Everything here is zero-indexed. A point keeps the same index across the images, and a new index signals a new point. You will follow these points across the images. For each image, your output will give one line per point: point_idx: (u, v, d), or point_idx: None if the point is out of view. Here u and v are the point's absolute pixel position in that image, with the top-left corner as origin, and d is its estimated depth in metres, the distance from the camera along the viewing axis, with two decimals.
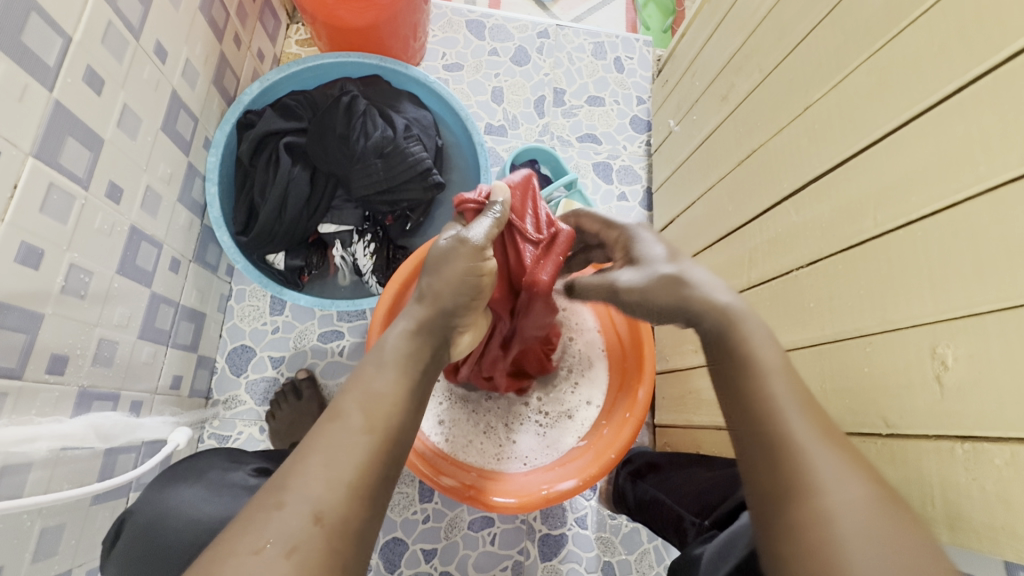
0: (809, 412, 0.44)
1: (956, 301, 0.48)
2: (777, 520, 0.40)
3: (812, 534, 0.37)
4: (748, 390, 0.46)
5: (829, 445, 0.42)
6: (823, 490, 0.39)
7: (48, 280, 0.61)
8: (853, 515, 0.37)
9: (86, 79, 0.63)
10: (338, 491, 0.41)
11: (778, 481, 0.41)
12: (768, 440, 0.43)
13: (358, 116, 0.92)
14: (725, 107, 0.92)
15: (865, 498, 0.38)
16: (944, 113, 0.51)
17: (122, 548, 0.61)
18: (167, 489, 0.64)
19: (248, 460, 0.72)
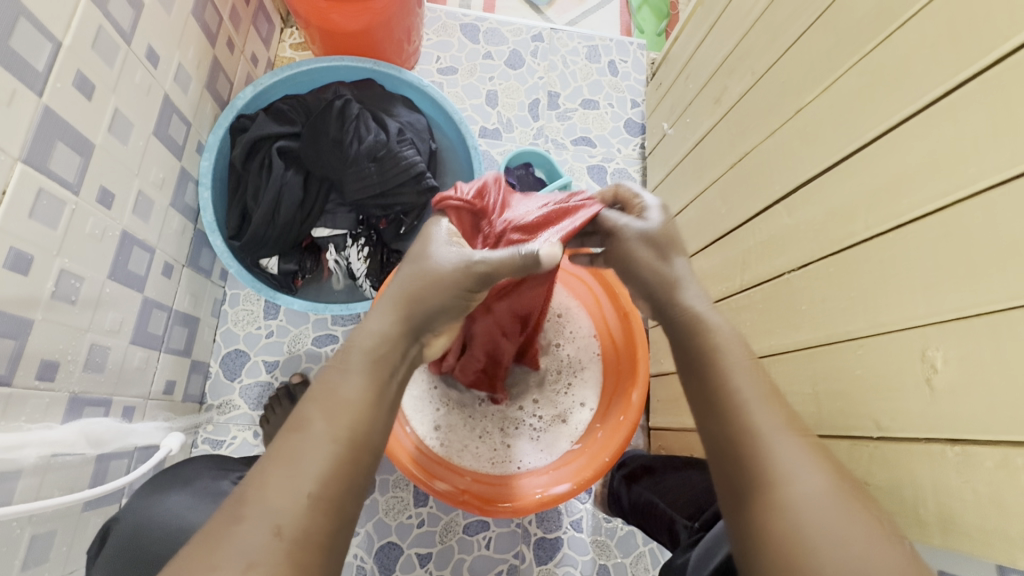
0: (774, 410, 0.48)
1: (945, 304, 0.48)
2: (747, 517, 0.43)
3: (778, 527, 0.41)
4: (701, 402, 0.51)
5: (792, 440, 0.45)
6: (786, 483, 0.43)
7: (38, 286, 0.61)
8: (815, 505, 0.41)
9: (77, 84, 0.63)
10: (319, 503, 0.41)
11: (748, 477, 0.45)
12: (738, 442, 0.46)
13: (351, 119, 0.91)
14: (718, 110, 0.93)
15: (825, 488, 0.42)
16: (934, 116, 0.51)
17: (105, 555, 0.61)
18: (157, 496, 0.64)
19: (238, 468, 0.72)
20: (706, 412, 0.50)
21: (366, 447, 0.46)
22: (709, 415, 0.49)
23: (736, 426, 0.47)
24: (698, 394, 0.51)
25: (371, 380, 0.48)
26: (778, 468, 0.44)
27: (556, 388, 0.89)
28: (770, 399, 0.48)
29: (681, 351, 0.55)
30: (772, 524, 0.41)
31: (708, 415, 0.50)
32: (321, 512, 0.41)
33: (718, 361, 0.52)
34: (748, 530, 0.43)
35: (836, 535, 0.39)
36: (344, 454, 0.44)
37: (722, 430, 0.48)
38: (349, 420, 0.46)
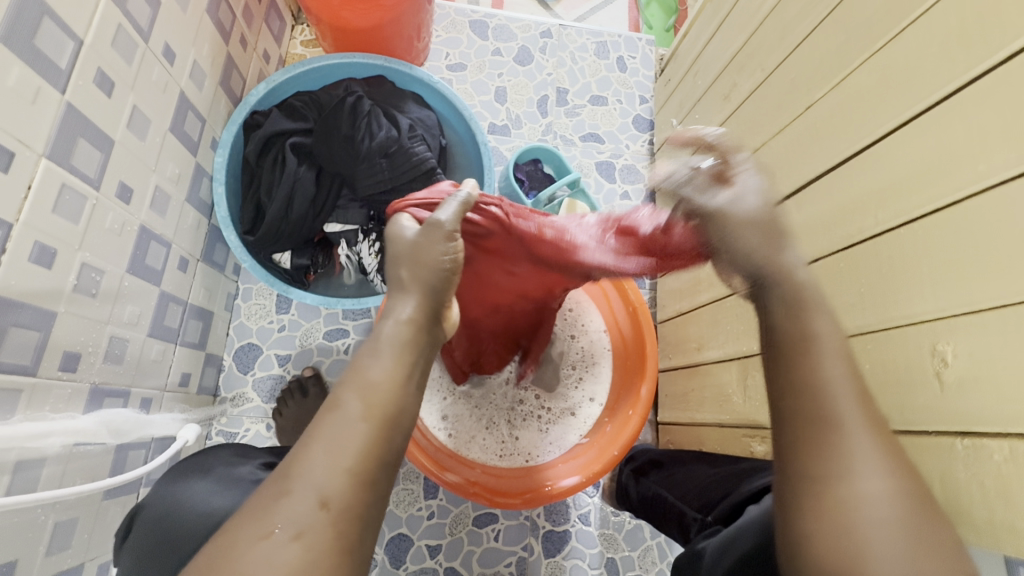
0: (862, 406, 0.43)
1: (955, 300, 0.49)
2: (800, 499, 0.42)
3: (832, 518, 0.40)
4: (796, 383, 0.45)
5: (869, 439, 0.42)
6: (858, 483, 0.40)
7: (61, 279, 0.62)
8: (876, 510, 0.39)
9: (97, 81, 0.64)
10: (336, 474, 0.39)
11: (818, 468, 0.42)
12: (821, 429, 0.43)
13: (363, 116, 0.92)
14: (727, 106, 0.93)
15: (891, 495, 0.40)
16: (946, 111, 0.51)
17: (135, 540, 0.63)
18: (179, 483, 0.66)
19: (258, 455, 0.74)
20: (788, 392, 0.45)
21: (375, 427, 0.42)
22: (791, 396, 0.45)
23: (815, 413, 0.43)
24: (777, 375, 0.47)
25: (400, 362, 0.46)
26: (849, 461, 0.41)
27: (567, 383, 0.90)
28: (861, 394, 0.44)
29: (770, 324, 0.49)
30: (827, 517, 0.40)
31: (783, 396, 0.46)
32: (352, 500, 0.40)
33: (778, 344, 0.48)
34: (799, 511, 0.42)
35: (893, 541, 0.38)
36: (354, 439, 0.41)
37: (795, 414, 0.44)
38: (380, 401, 0.43)
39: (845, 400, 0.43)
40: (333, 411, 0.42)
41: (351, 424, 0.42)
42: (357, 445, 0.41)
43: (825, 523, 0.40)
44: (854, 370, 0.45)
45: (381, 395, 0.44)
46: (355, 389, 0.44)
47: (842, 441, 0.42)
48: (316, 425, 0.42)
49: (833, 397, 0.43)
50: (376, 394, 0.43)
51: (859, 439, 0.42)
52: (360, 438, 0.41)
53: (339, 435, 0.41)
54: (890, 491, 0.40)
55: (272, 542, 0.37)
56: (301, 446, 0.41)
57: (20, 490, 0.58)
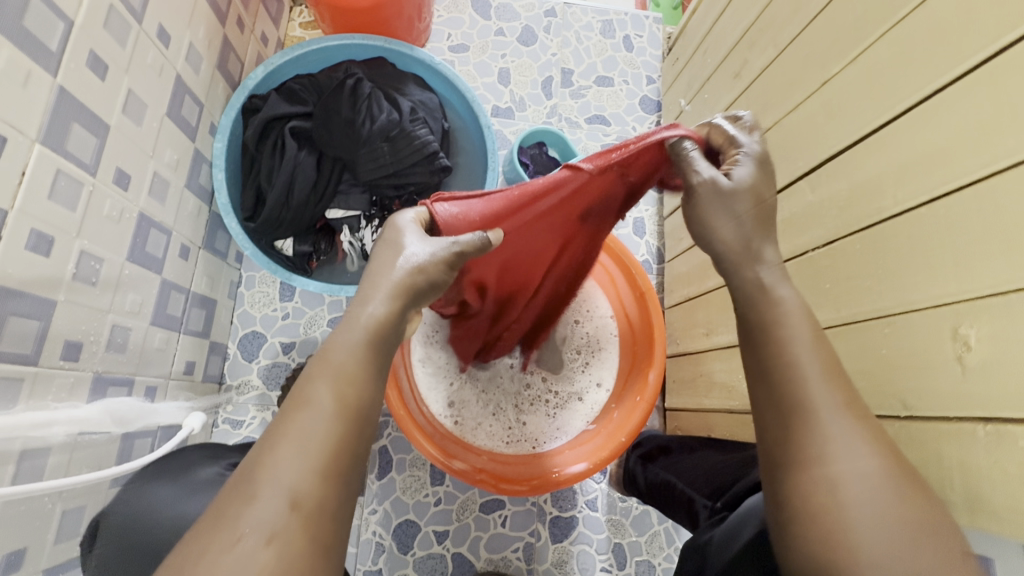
0: (833, 385, 0.43)
1: (980, 281, 0.47)
2: (783, 481, 0.42)
3: (814, 497, 0.39)
4: (773, 364, 0.45)
5: (846, 418, 0.42)
6: (835, 464, 0.40)
7: (59, 267, 0.61)
8: (858, 492, 0.38)
9: (90, 64, 0.62)
10: (309, 475, 0.37)
11: (792, 453, 0.42)
12: (794, 413, 0.42)
13: (363, 99, 0.90)
14: (738, 84, 0.90)
15: (872, 471, 0.39)
16: (973, 82, 0.49)
17: (106, 540, 0.62)
18: (145, 488, 0.65)
19: (229, 456, 0.71)
20: (760, 377, 0.46)
21: (349, 425, 0.40)
22: (766, 383, 0.45)
23: (788, 398, 0.43)
24: (754, 361, 0.47)
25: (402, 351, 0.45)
26: (826, 440, 0.41)
27: (574, 368, 0.89)
28: (831, 373, 0.44)
29: (749, 314, 0.48)
30: (810, 494, 0.40)
31: (761, 386, 0.45)
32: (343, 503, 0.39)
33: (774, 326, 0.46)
34: (783, 493, 0.41)
35: (875, 517, 0.37)
36: (328, 433, 0.39)
37: (770, 398, 0.44)
38: (353, 393, 0.42)
39: (815, 383, 0.43)
40: (300, 406, 0.40)
41: (323, 420, 0.39)
42: (330, 440, 0.39)
43: (805, 507, 0.39)
44: (824, 353, 0.45)
45: (352, 388, 0.42)
46: (327, 382, 0.41)
47: (821, 420, 0.41)
48: (285, 421, 0.39)
49: (802, 376, 0.43)
50: (350, 386, 0.42)
51: (833, 422, 0.41)
52: (331, 431, 0.39)
53: (308, 432, 0.39)
54: (873, 472, 0.39)
55: (244, 548, 0.34)
56: (267, 442, 0.39)
57: (25, 479, 0.58)
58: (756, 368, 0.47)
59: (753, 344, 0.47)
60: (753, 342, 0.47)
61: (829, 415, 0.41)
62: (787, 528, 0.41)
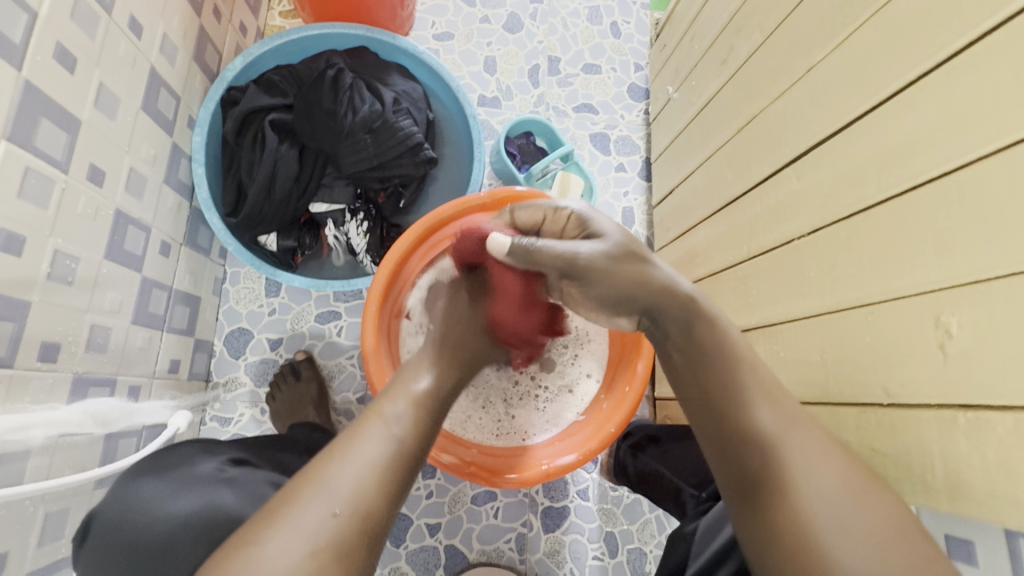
0: (780, 409, 0.50)
1: (963, 268, 0.46)
2: (762, 509, 0.46)
3: (786, 517, 0.44)
4: (724, 393, 0.52)
5: (800, 436, 0.48)
6: (797, 483, 0.45)
7: (33, 267, 0.60)
8: (824, 505, 0.43)
9: (57, 56, 0.60)
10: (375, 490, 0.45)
11: (757, 478, 0.47)
12: (754, 443, 0.48)
13: (345, 90, 0.89)
14: (725, 70, 0.89)
15: (835, 484, 0.44)
16: (956, 68, 0.48)
17: (98, 540, 0.59)
18: (133, 484, 0.62)
19: (224, 451, 0.70)
20: (721, 411, 0.51)
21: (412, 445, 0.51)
22: (718, 413, 0.51)
23: (748, 429, 0.49)
24: (710, 391, 0.52)
25: None
26: (792, 463, 0.46)
27: (563, 359, 0.89)
28: (771, 398, 0.50)
29: (695, 348, 0.55)
30: (784, 517, 0.44)
31: (716, 417, 0.51)
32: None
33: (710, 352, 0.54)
34: (763, 520, 0.46)
35: (844, 526, 0.42)
36: None
37: (735, 429, 0.50)
38: None
39: (762, 410, 0.50)
40: (377, 420, 0.51)
41: (390, 442, 0.49)
42: (391, 459, 0.48)
43: (776, 527, 0.44)
44: (765, 383, 0.52)
45: (423, 409, 0.54)
46: None
47: (775, 443, 0.48)
48: None
49: (751, 409, 0.50)
50: (419, 409, 0.54)
51: (784, 444, 0.47)
52: (392, 452, 0.49)
53: (370, 450, 0.47)
54: (831, 484, 0.44)
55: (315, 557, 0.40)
56: (334, 452, 0.47)
57: (5, 483, 0.57)
58: (707, 398, 0.53)
59: (709, 373, 0.53)
60: (706, 373, 0.54)
61: (779, 437, 0.48)
62: (765, 547, 0.45)
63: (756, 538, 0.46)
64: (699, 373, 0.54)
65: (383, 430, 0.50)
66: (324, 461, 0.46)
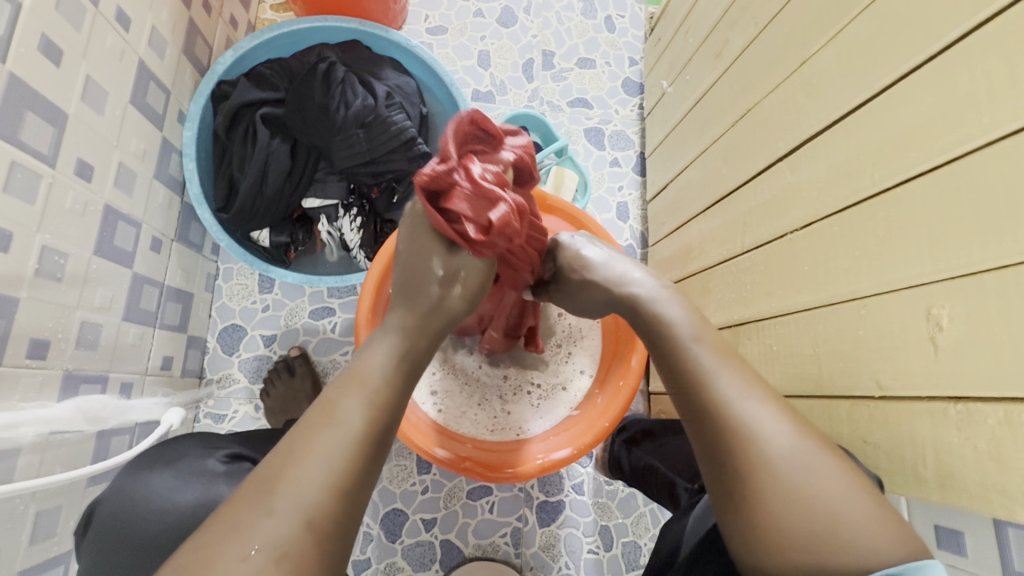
0: (737, 373, 0.45)
1: (955, 261, 0.47)
2: (719, 485, 0.42)
3: (740, 487, 0.40)
4: (681, 361, 0.47)
5: (758, 401, 0.43)
6: (749, 446, 0.41)
7: (20, 262, 0.59)
8: (778, 470, 0.39)
9: (43, 49, 0.60)
10: (327, 493, 0.38)
11: (713, 447, 0.43)
12: (704, 410, 0.44)
13: (337, 84, 0.88)
14: (719, 64, 0.89)
15: (793, 448, 0.40)
16: (949, 61, 0.48)
17: (95, 534, 0.59)
18: (136, 477, 0.62)
19: (222, 445, 0.70)
20: (674, 382, 0.47)
21: (370, 447, 0.41)
22: (678, 381, 0.47)
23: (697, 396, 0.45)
24: (665, 364, 0.49)
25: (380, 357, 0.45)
26: (744, 429, 0.41)
27: (557, 357, 0.89)
28: (726, 363, 0.46)
29: (645, 327, 0.52)
30: (742, 492, 0.40)
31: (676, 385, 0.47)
32: (317, 505, 0.37)
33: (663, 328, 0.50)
34: (722, 499, 0.42)
35: (798, 495, 0.38)
36: (351, 453, 0.40)
37: (686, 399, 0.45)
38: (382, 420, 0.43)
39: (718, 375, 0.45)
40: (327, 418, 0.41)
41: (349, 442, 0.40)
42: (353, 460, 0.40)
43: (735, 499, 0.40)
44: (720, 346, 0.47)
45: (383, 406, 0.44)
46: (358, 398, 0.43)
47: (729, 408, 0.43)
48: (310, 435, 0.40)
49: (704, 373, 0.45)
50: (379, 407, 0.43)
51: (738, 407, 0.43)
52: (351, 450, 0.40)
53: (333, 447, 0.40)
54: (784, 448, 0.40)
55: (251, 565, 0.34)
56: (285, 454, 0.39)
57: None
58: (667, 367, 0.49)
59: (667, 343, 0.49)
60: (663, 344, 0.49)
61: (734, 401, 0.43)
62: (729, 522, 0.41)
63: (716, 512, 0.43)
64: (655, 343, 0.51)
65: (331, 428, 0.41)
66: (267, 467, 0.38)
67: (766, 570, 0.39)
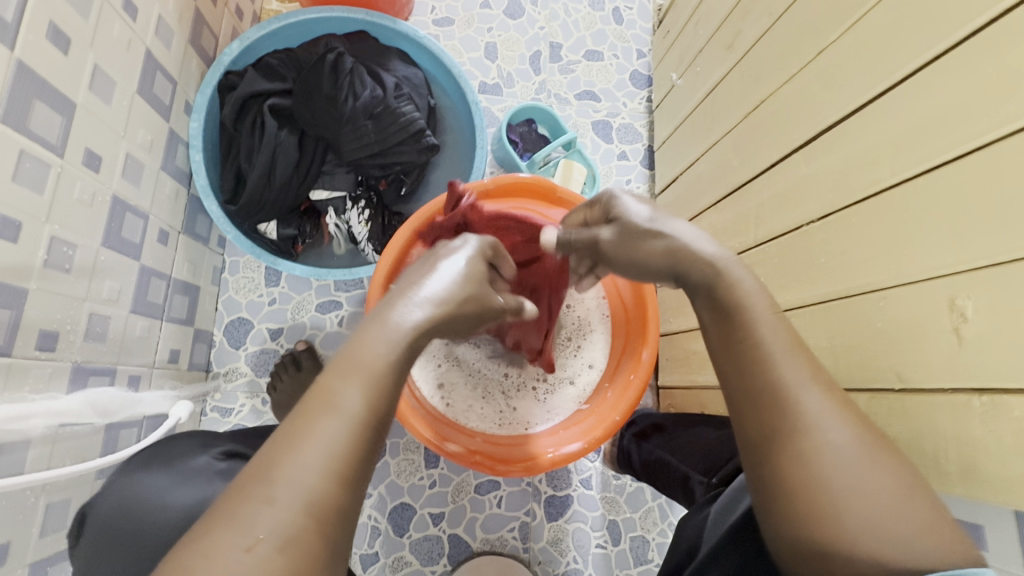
0: (800, 362, 0.43)
1: (980, 251, 0.46)
2: (766, 471, 0.41)
3: (792, 476, 0.40)
4: (741, 343, 0.46)
5: (818, 392, 0.42)
6: (807, 437, 0.40)
7: (29, 253, 0.58)
8: (839, 465, 0.38)
9: (50, 37, 0.59)
10: (328, 482, 0.35)
11: (767, 433, 0.42)
12: (760, 396, 0.43)
13: (345, 74, 0.87)
14: (731, 55, 0.88)
15: (850, 443, 0.39)
16: (975, 47, 0.47)
17: (91, 535, 0.59)
18: (133, 477, 0.61)
19: (218, 443, 0.69)
20: (727, 368, 0.46)
21: (371, 431, 0.38)
22: (733, 365, 0.46)
23: (759, 380, 0.43)
24: (719, 348, 0.47)
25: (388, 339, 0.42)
26: (800, 419, 0.41)
27: (565, 351, 0.88)
28: (792, 350, 0.44)
29: (704, 305, 0.50)
30: (791, 482, 0.40)
31: (730, 368, 0.46)
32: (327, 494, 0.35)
33: (725, 308, 0.48)
34: (767, 485, 0.41)
35: (857, 493, 0.37)
36: (352, 439, 0.37)
37: (740, 385, 0.45)
38: (382, 399, 0.40)
39: (782, 361, 0.44)
40: (325, 400, 0.38)
41: (346, 426, 0.37)
42: (352, 445, 0.37)
43: (784, 488, 0.40)
44: (786, 333, 0.45)
45: (386, 388, 0.40)
46: (357, 382, 0.39)
47: (791, 396, 0.42)
48: (308, 420, 0.37)
49: (767, 357, 0.44)
50: (382, 387, 0.40)
51: (801, 397, 0.42)
52: (353, 437, 0.37)
53: (336, 435, 0.37)
54: (846, 444, 0.39)
55: (254, 557, 0.32)
56: (284, 443, 0.36)
57: (5, 473, 0.56)
58: (721, 350, 0.47)
59: (727, 324, 0.47)
60: (720, 325, 0.48)
61: (797, 390, 0.42)
62: (772, 509, 0.41)
63: (758, 499, 0.42)
64: (711, 326, 0.49)
65: (330, 413, 0.38)
66: (263, 455, 0.36)
67: (804, 559, 0.39)
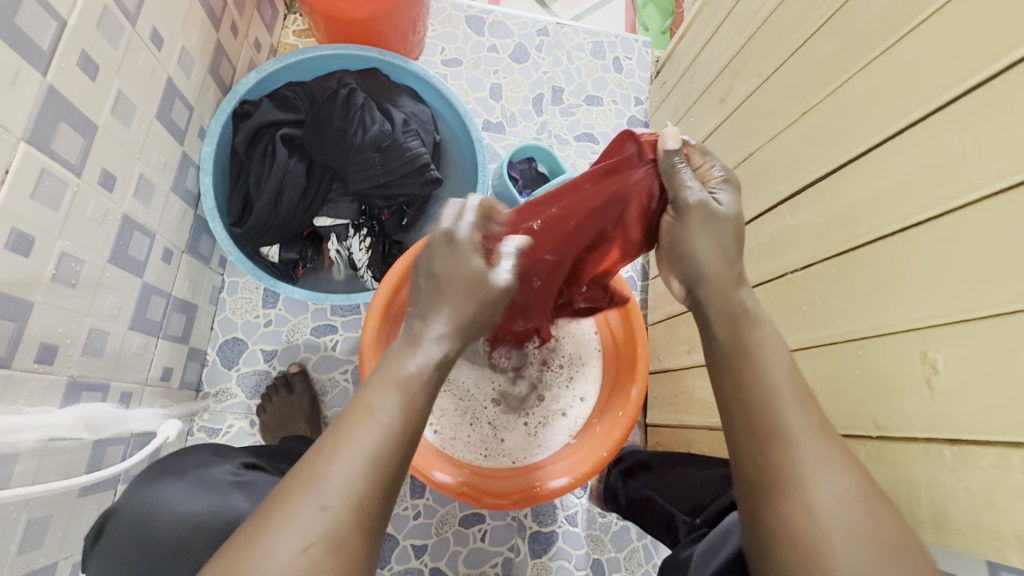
0: (806, 409, 0.45)
1: (949, 307, 0.49)
2: (765, 510, 0.42)
3: (791, 521, 0.41)
4: (754, 388, 0.47)
5: (820, 441, 0.44)
6: (806, 485, 0.42)
7: (38, 268, 0.60)
8: (834, 513, 0.40)
9: (81, 64, 0.62)
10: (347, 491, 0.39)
11: (765, 478, 0.43)
12: (762, 437, 0.44)
13: (356, 109, 0.90)
14: (722, 109, 0.93)
15: (844, 491, 0.41)
16: (939, 120, 0.52)
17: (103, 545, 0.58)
18: (149, 486, 0.60)
19: (234, 455, 0.69)
20: (736, 404, 0.47)
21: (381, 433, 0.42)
22: (740, 406, 0.47)
23: (766, 422, 0.45)
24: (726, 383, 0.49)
25: None
26: (803, 465, 0.42)
27: (557, 383, 0.88)
28: (802, 400, 0.46)
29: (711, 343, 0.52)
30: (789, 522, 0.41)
31: (732, 404, 0.47)
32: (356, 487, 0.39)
33: (723, 360, 0.50)
34: (761, 522, 0.42)
35: (844, 540, 0.39)
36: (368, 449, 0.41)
37: (747, 424, 0.46)
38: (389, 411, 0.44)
39: (788, 408, 0.45)
40: (364, 412, 0.42)
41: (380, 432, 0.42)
42: (383, 449, 0.41)
43: (779, 530, 0.41)
44: (797, 382, 0.47)
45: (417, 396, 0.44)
46: (392, 392, 0.43)
47: (793, 440, 0.44)
48: (346, 424, 0.42)
49: (775, 402, 0.46)
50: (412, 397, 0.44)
51: (802, 443, 0.43)
52: (386, 448, 0.41)
53: (367, 441, 0.41)
54: (839, 492, 0.41)
55: (311, 556, 0.37)
56: (320, 451, 0.41)
57: None
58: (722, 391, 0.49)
59: (740, 367, 0.48)
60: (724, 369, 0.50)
61: (800, 437, 0.44)
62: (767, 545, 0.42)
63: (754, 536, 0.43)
64: (714, 367, 0.51)
65: (370, 422, 0.42)
66: (309, 461, 0.40)
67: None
